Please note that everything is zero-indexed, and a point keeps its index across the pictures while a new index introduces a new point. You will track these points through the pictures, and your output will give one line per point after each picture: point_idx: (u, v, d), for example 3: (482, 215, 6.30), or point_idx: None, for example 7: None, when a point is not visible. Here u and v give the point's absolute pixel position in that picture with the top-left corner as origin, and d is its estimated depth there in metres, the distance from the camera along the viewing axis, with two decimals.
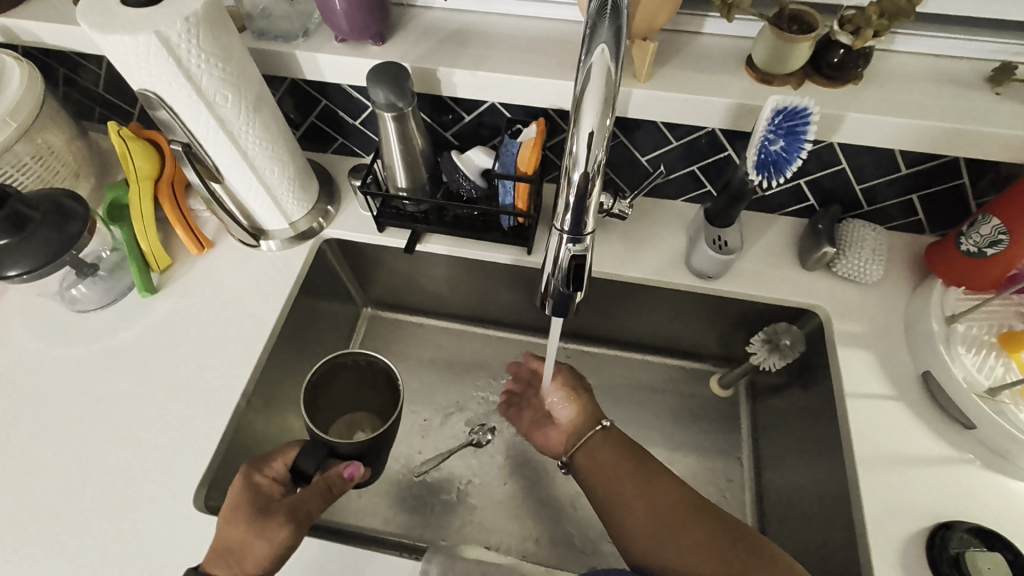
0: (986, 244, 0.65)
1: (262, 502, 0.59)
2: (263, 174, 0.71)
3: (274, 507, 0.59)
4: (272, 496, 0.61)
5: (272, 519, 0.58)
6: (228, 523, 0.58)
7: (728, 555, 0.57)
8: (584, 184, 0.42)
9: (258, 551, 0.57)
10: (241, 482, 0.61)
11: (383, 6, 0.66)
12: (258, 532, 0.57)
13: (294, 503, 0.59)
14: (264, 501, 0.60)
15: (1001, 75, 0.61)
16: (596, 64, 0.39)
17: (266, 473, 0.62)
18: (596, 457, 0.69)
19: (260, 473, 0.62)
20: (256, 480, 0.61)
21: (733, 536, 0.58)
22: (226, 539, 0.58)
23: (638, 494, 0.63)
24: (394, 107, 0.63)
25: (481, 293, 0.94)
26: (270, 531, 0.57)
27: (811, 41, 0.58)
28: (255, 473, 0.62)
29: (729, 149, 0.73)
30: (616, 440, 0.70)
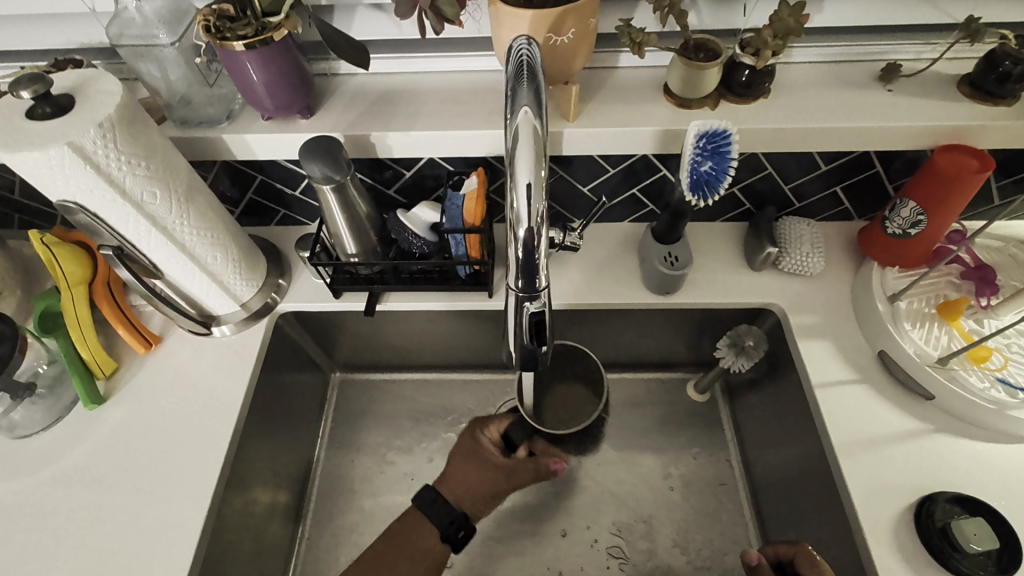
0: (909, 224, 0.70)
1: (481, 459, 0.79)
2: (206, 263, 0.69)
3: (490, 465, 0.78)
4: (495, 456, 0.79)
5: (491, 473, 0.78)
6: (463, 468, 0.79)
7: None
8: (530, 240, 0.42)
9: (481, 488, 0.78)
10: (470, 436, 0.81)
11: (307, 81, 0.66)
12: (480, 483, 0.78)
13: (510, 471, 0.79)
14: (482, 458, 0.79)
15: (889, 73, 0.67)
16: (521, 123, 0.39)
17: (488, 435, 0.80)
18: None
19: (486, 431, 0.81)
20: (482, 440, 0.80)
21: None
22: (461, 479, 0.79)
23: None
24: (331, 179, 0.62)
25: (450, 341, 0.93)
26: (482, 483, 0.78)
27: (718, 66, 0.62)
28: (480, 431, 0.81)
29: (664, 169, 0.76)
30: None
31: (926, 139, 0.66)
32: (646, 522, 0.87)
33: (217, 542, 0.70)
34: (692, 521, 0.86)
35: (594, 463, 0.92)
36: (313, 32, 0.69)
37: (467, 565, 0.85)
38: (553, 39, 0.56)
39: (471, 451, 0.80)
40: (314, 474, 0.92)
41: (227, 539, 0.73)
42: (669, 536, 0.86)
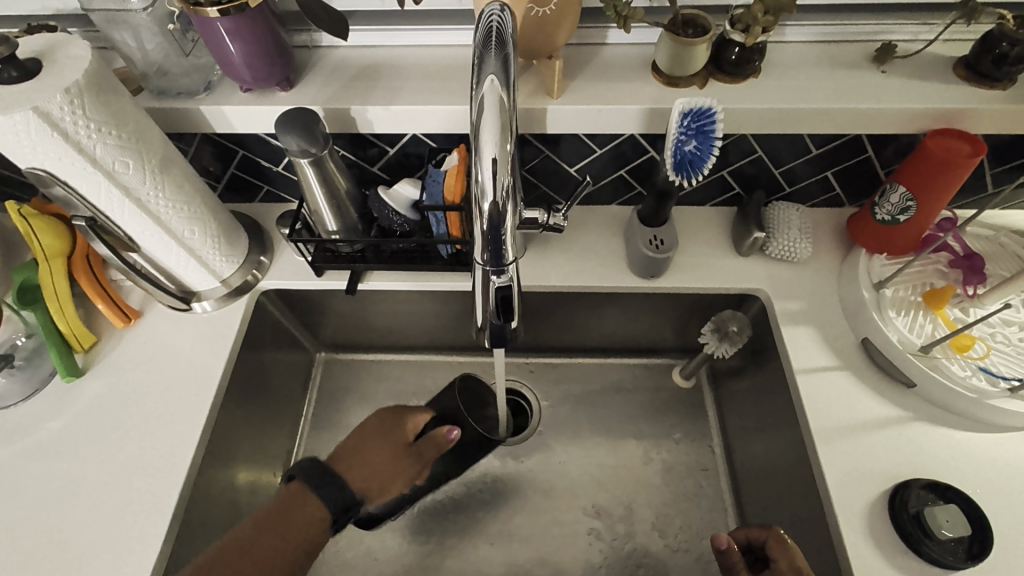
0: (898, 211, 0.69)
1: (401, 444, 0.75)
2: (183, 236, 0.68)
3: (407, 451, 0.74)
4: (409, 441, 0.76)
5: (406, 458, 0.74)
6: (373, 447, 0.73)
7: None
8: (497, 215, 0.41)
9: (390, 477, 0.73)
10: (382, 417, 0.76)
11: (285, 50, 0.65)
12: (394, 466, 0.73)
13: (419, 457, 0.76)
14: (399, 442, 0.74)
15: (883, 53, 0.65)
16: (487, 93, 0.38)
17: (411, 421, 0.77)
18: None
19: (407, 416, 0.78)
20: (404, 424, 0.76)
21: None
22: (363, 456, 0.72)
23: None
24: (308, 153, 0.61)
25: (435, 323, 0.93)
26: (397, 470, 0.74)
27: (707, 42, 0.60)
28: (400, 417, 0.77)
29: (651, 150, 0.75)
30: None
31: (918, 122, 0.64)
32: (625, 504, 0.87)
33: (195, 515, 0.71)
34: (672, 504, 0.87)
35: (576, 445, 0.93)
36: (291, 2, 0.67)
37: (446, 544, 0.86)
38: (535, 10, 0.55)
39: (378, 433, 0.74)
40: (296, 451, 0.92)
41: (205, 512, 0.73)
42: (648, 519, 0.86)
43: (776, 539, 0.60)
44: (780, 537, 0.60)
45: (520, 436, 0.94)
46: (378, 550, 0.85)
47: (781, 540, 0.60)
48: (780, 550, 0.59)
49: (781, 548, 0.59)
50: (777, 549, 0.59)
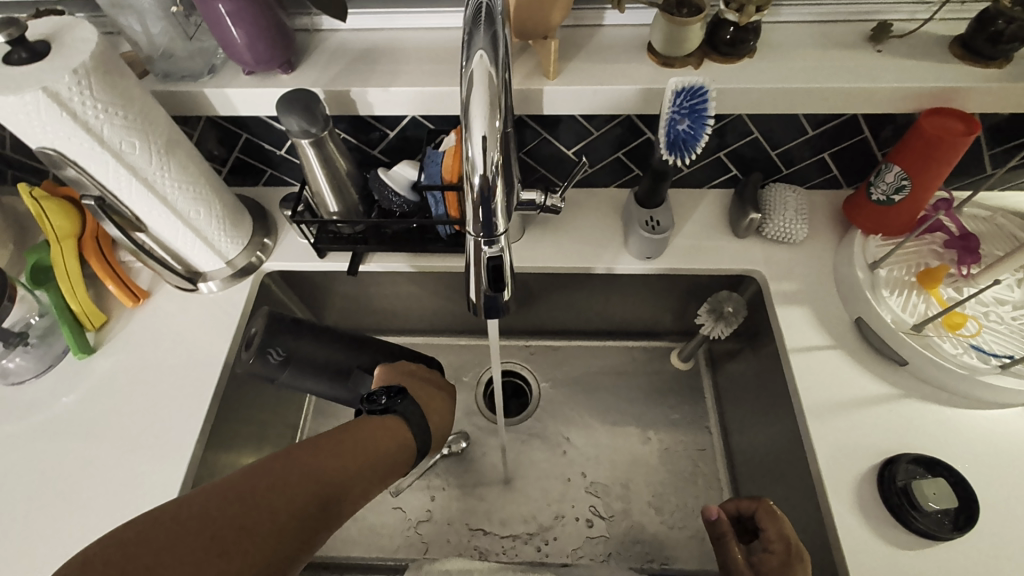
0: (893, 191, 0.69)
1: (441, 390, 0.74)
2: (188, 217, 0.70)
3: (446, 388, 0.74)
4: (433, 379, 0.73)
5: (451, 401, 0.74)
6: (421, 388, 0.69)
7: None
8: (487, 187, 0.42)
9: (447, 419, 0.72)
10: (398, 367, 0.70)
11: (285, 33, 0.66)
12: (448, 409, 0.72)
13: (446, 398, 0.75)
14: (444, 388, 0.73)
15: (879, 32, 0.65)
16: (476, 69, 0.39)
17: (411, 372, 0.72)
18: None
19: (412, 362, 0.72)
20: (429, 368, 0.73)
21: None
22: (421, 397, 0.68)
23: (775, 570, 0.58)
24: (308, 133, 0.63)
25: (436, 305, 0.94)
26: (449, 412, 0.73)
27: (701, 22, 0.60)
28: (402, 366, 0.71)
29: (648, 132, 0.75)
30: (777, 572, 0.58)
31: (913, 101, 0.65)
32: (622, 482, 0.89)
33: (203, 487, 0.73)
34: (668, 483, 0.88)
35: (575, 426, 0.94)
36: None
37: (446, 520, 0.88)
38: None
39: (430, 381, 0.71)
40: (302, 430, 0.95)
41: None
42: (644, 497, 0.88)
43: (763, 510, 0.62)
44: (767, 510, 0.62)
45: (519, 417, 0.97)
46: (380, 525, 0.88)
47: (769, 513, 0.61)
48: (768, 522, 0.61)
49: (768, 520, 0.61)
50: (764, 520, 0.61)
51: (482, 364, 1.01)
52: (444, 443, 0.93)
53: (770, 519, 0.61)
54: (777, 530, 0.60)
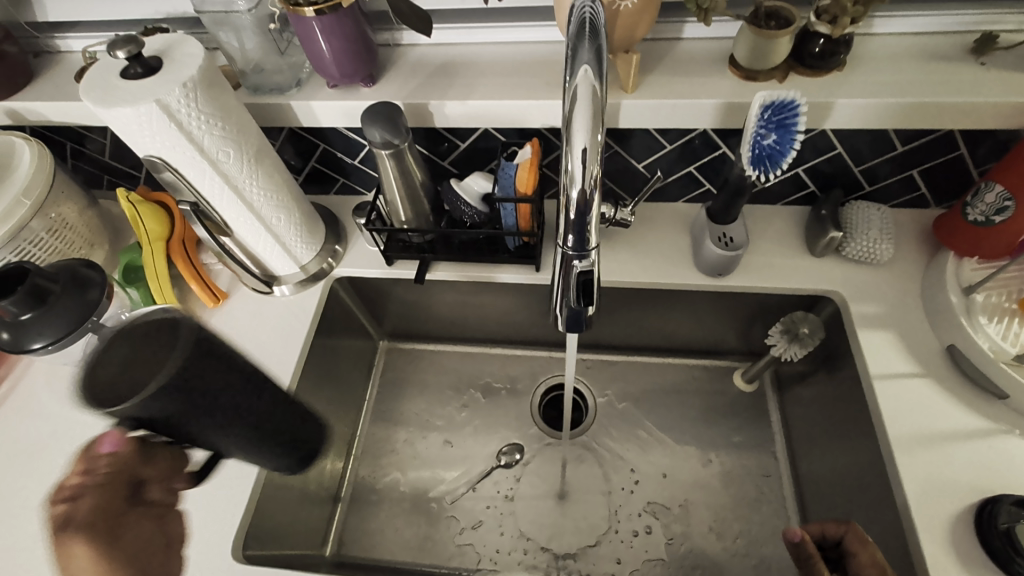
0: (993, 211, 0.65)
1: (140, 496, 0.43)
2: (271, 223, 0.73)
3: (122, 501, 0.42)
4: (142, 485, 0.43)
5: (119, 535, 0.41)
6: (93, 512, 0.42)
7: None
8: (583, 201, 0.42)
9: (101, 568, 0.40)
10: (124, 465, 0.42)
11: (370, 48, 0.68)
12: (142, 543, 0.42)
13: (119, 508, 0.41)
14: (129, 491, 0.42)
15: (984, 44, 0.61)
16: (580, 84, 0.39)
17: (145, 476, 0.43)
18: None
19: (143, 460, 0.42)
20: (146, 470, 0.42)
21: None
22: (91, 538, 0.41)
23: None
24: (390, 144, 0.64)
25: (495, 315, 0.95)
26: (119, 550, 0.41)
27: (790, 35, 0.59)
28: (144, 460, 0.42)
29: (723, 147, 0.74)
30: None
31: (1021, 116, 0.61)
32: (681, 505, 0.86)
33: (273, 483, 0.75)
34: (729, 509, 0.85)
35: (632, 444, 0.92)
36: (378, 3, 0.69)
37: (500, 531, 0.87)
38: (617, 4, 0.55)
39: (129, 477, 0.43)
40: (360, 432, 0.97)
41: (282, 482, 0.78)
42: (704, 522, 0.85)
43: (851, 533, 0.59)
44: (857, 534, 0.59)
45: (575, 431, 0.95)
46: (435, 532, 0.88)
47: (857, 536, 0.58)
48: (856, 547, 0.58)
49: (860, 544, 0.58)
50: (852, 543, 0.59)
51: (537, 376, 1.00)
52: (500, 453, 0.94)
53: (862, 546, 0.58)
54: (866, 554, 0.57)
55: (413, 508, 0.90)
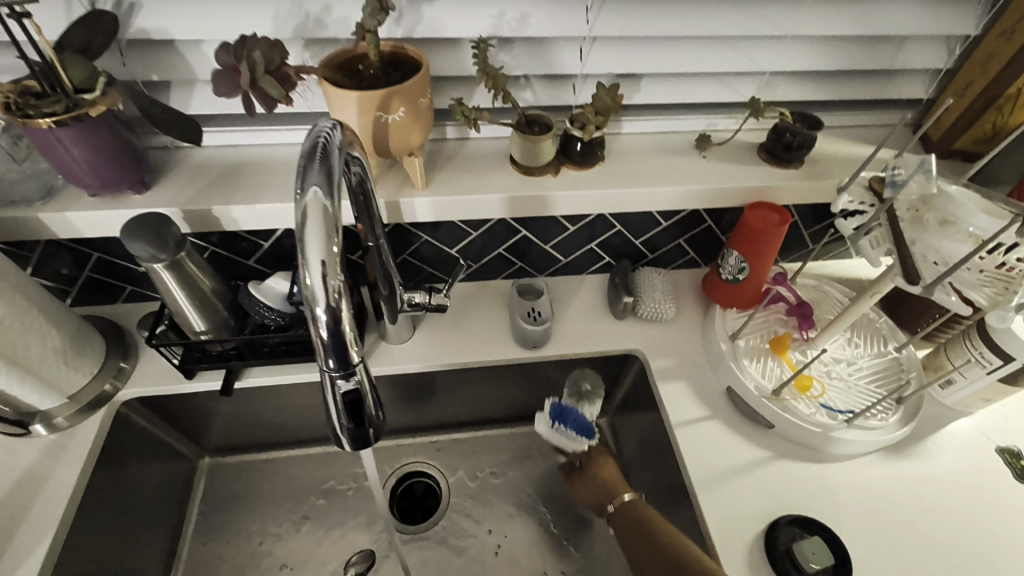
0: (736, 271, 0.79)
1: None
2: (16, 354, 0.61)
3: None
4: None
5: None
6: None
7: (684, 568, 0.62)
8: (332, 317, 0.41)
9: None
10: None
11: (139, 156, 0.63)
12: None
13: None
14: None
15: (702, 141, 0.76)
16: (310, 202, 0.39)
17: None
18: None
19: None
20: None
21: None
22: None
23: None
24: (159, 259, 0.59)
25: (329, 413, 0.89)
26: None
27: (551, 139, 0.68)
28: None
29: (523, 230, 0.81)
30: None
31: (738, 197, 0.75)
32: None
33: None
34: (583, 574, 0.86)
35: (486, 525, 0.91)
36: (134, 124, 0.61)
37: None
38: (383, 118, 0.57)
39: None
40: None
41: None
42: None
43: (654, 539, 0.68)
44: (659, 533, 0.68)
45: (428, 523, 0.92)
46: None
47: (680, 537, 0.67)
48: (631, 505, 0.75)
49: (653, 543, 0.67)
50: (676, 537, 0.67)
51: (384, 470, 0.95)
52: (348, 565, 0.87)
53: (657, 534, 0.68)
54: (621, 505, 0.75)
55: None
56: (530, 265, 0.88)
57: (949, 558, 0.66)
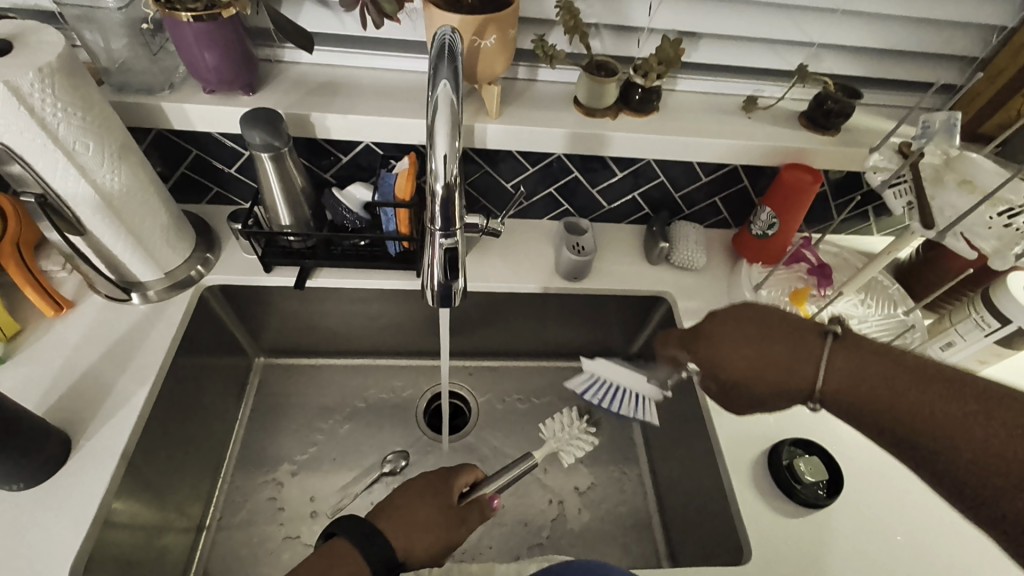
0: (767, 226, 0.86)
1: None
2: (133, 223, 0.70)
3: None
4: None
5: None
6: None
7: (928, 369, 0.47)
8: (447, 193, 0.50)
9: None
10: None
11: (252, 61, 0.71)
12: None
13: None
14: None
15: (749, 104, 0.83)
16: (441, 96, 0.46)
17: None
18: (843, 378, 0.50)
19: None
20: None
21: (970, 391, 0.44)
22: None
23: (898, 385, 0.47)
24: (270, 146, 0.67)
25: (379, 325, 0.98)
26: None
27: (615, 83, 0.75)
28: None
29: (575, 171, 0.88)
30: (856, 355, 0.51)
31: (777, 157, 0.82)
32: None
33: (123, 504, 0.68)
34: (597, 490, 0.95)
35: (511, 442, 0.99)
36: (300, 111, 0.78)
37: None
38: (477, 42, 0.65)
39: None
40: (230, 452, 0.92)
41: (135, 503, 0.71)
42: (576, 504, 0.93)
43: (843, 347, 0.51)
44: (821, 341, 0.52)
45: (459, 434, 1.00)
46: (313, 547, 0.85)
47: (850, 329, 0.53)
48: (785, 324, 0.55)
49: (810, 376, 0.52)
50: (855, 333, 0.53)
51: (421, 385, 1.04)
52: (383, 461, 0.94)
53: (826, 344, 0.52)
54: (680, 346, 0.63)
55: (290, 526, 0.86)
56: (576, 208, 0.95)
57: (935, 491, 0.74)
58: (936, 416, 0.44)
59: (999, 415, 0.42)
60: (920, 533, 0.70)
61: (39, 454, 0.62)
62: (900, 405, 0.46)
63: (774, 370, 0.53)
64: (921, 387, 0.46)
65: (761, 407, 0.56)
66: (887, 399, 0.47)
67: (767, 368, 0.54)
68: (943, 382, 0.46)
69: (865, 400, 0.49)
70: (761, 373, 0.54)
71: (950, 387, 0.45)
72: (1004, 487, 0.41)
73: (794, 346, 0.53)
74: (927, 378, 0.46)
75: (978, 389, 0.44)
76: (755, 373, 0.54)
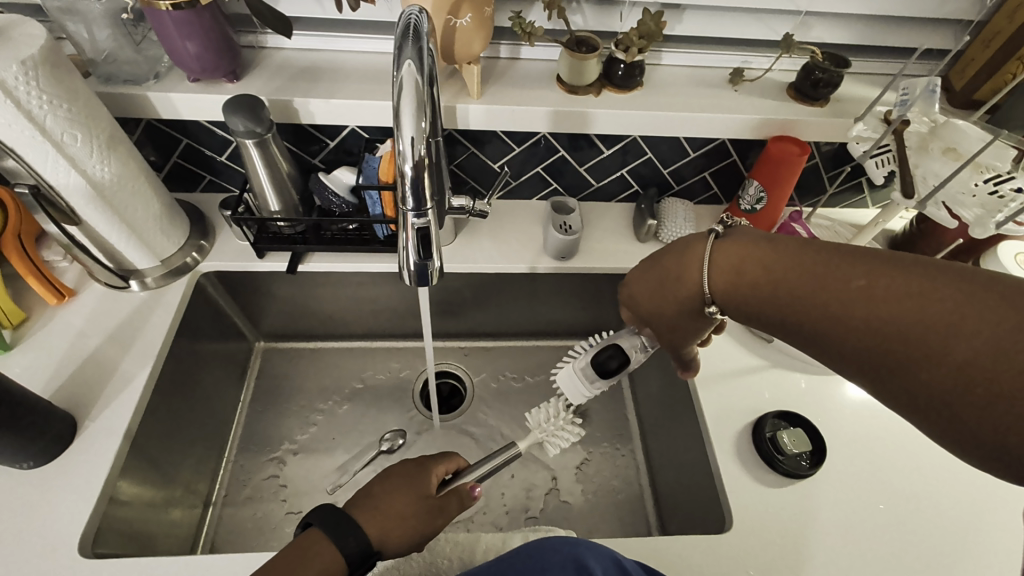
0: (755, 201, 0.86)
1: None
2: (125, 213, 0.72)
3: None
4: None
5: None
6: None
7: (798, 256, 0.47)
8: (416, 174, 0.51)
9: None
10: None
11: (234, 48, 0.72)
12: None
13: None
14: None
15: (736, 76, 0.81)
16: (406, 76, 0.47)
17: None
18: (728, 276, 0.51)
19: None
20: None
21: (832, 274, 0.44)
22: None
23: (773, 279, 0.48)
24: (254, 133, 0.68)
25: (373, 308, 1.00)
26: None
27: (596, 58, 0.74)
28: None
29: (561, 150, 0.88)
30: (733, 250, 0.52)
31: (763, 130, 0.81)
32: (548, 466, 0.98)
33: (129, 481, 0.72)
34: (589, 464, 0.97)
35: (505, 419, 1.01)
36: (271, 85, 0.76)
37: None
38: (452, 21, 0.65)
39: None
40: (234, 432, 0.95)
41: (140, 480, 0.74)
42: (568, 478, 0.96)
43: (722, 248, 0.53)
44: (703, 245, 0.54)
45: (454, 412, 1.02)
46: None
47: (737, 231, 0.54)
48: (668, 254, 0.58)
49: (697, 286, 0.54)
50: (737, 230, 0.54)
51: (417, 366, 1.06)
52: (381, 440, 0.97)
53: (706, 251, 0.54)
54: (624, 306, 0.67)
55: (292, 501, 0.90)
56: (564, 187, 0.96)
57: (918, 460, 0.75)
58: (805, 290, 0.45)
59: (878, 271, 0.41)
60: (901, 501, 0.71)
61: (47, 435, 0.65)
62: (778, 290, 0.47)
63: (672, 288, 0.57)
64: (788, 264, 0.47)
65: (695, 327, 0.59)
66: (766, 288, 0.48)
67: (672, 292, 0.57)
68: (811, 267, 0.45)
69: (756, 299, 0.49)
70: (665, 295, 0.58)
71: (817, 253, 0.45)
72: (883, 338, 0.40)
73: (681, 262, 0.56)
74: (794, 254, 0.47)
75: (836, 249, 0.45)
76: (671, 300, 0.57)
